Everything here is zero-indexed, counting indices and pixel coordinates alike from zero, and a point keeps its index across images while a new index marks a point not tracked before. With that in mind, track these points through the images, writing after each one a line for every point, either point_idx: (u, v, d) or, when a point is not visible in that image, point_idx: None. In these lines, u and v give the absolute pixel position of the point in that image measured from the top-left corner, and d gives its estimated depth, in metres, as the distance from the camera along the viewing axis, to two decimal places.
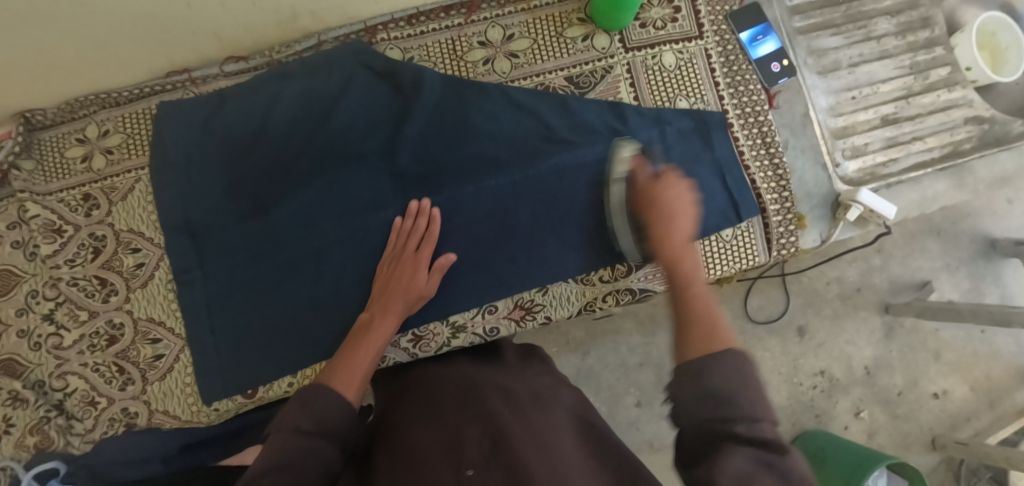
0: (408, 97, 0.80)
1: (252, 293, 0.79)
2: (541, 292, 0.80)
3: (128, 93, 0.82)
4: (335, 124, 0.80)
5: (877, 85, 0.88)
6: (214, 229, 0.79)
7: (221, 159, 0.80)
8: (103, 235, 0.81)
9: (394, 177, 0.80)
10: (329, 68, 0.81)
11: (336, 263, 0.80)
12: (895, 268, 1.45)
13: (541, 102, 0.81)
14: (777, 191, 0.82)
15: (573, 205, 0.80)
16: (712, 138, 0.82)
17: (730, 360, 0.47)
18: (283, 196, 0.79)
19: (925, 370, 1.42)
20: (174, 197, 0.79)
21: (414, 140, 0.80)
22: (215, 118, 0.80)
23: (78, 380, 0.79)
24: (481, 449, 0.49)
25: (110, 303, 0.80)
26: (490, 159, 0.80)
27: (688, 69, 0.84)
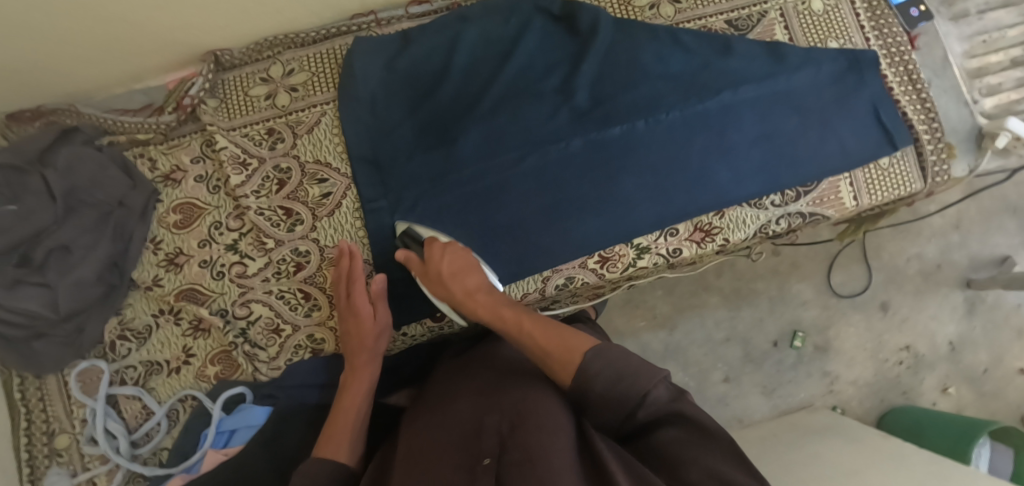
0: (583, 39, 0.85)
1: (441, 220, 0.81)
2: (720, 215, 0.83)
3: (315, 34, 0.86)
4: (516, 62, 0.85)
5: (1004, 30, 0.93)
6: (402, 159, 0.82)
7: (406, 96, 0.84)
8: (287, 167, 0.83)
9: (573, 111, 0.83)
10: (507, 11, 0.85)
11: (520, 192, 0.82)
12: (973, 245, 1.48)
13: (706, 44, 0.86)
14: (927, 122, 0.87)
15: (739, 136, 0.84)
16: (865, 76, 0.87)
17: (610, 354, 0.54)
18: (466, 129, 0.82)
19: (1009, 348, 1.45)
20: (362, 130, 0.83)
21: (590, 77, 0.85)
22: (398, 59, 0.84)
23: (262, 308, 0.80)
24: (499, 433, 0.49)
25: (296, 232, 0.81)
26: (662, 95, 0.84)
27: (835, 14, 0.90)
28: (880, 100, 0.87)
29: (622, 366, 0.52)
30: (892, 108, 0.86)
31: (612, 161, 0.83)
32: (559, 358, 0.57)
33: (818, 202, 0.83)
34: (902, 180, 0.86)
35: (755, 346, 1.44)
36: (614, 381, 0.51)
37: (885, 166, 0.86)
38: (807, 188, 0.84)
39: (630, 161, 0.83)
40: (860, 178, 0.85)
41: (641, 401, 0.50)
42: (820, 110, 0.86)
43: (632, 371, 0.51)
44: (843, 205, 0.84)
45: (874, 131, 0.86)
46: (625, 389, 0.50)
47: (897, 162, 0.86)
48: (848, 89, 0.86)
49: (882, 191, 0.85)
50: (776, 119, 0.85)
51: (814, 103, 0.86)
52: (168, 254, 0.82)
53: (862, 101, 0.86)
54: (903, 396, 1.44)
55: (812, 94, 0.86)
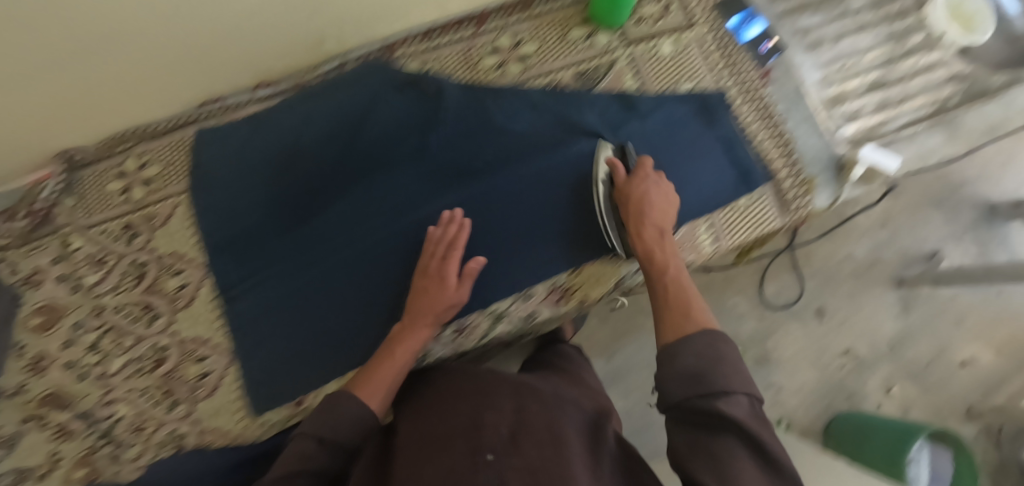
0: (434, 104, 0.85)
1: (306, 300, 0.80)
2: (575, 273, 0.82)
3: (165, 124, 0.86)
4: (369, 132, 0.84)
5: (860, 54, 0.95)
6: (259, 243, 0.81)
7: (259, 178, 0.83)
8: (144, 261, 0.83)
9: (431, 177, 0.84)
10: (356, 85, 0.85)
11: (381, 264, 0.82)
12: (904, 240, 1.53)
13: (558, 99, 0.87)
14: (784, 157, 0.88)
15: (598, 188, 0.84)
16: (717, 118, 0.88)
17: (703, 341, 0.56)
18: (324, 206, 0.83)
19: (952, 336, 1.49)
20: (217, 218, 0.82)
21: (443, 143, 0.85)
22: (253, 141, 0.84)
23: (126, 407, 0.80)
24: (498, 435, 0.54)
25: (154, 327, 0.81)
26: (515, 153, 0.84)
27: (685, 56, 0.90)
28: (734, 140, 0.88)
29: (727, 362, 0.54)
30: (745, 147, 0.88)
31: (473, 224, 0.82)
32: (678, 321, 0.62)
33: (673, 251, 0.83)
34: (762, 218, 0.86)
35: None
36: (694, 378, 0.53)
37: (743, 207, 0.86)
38: None
39: (491, 221, 0.82)
40: (718, 221, 0.85)
41: (710, 399, 0.50)
42: (678, 154, 0.87)
43: (711, 368, 0.53)
44: (702, 250, 0.84)
45: (732, 168, 0.87)
46: (693, 387, 0.52)
47: (755, 200, 0.86)
48: (701, 133, 0.88)
49: (742, 232, 0.85)
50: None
51: (670, 147, 0.87)
52: (31, 359, 0.81)
53: (714, 144, 0.88)
54: (847, 401, 1.47)
55: (668, 138, 0.87)
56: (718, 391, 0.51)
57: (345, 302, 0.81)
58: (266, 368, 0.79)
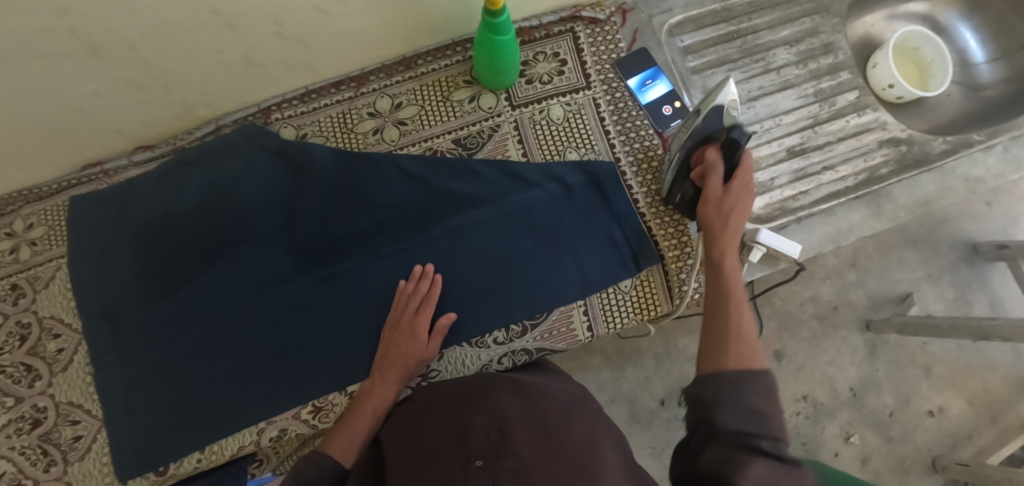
0: (302, 174, 0.82)
1: (169, 374, 0.81)
2: (437, 357, 0.78)
3: (49, 188, 0.88)
4: (237, 202, 0.82)
5: (779, 117, 0.86)
6: (129, 312, 0.82)
7: (132, 247, 0.83)
8: (28, 322, 0.85)
9: (293, 253, 0.82)
10: (228, 153, 0.83)
11: (245, 338, 0.81)
12: (872, 283, 1.37)
13: (431, 169, 0.82)
14: (675, 236, 0.81)
15: (469, 268, 0.79)
16: (605, 193, 0.81)
17: (768, 380, 0.53)
18: (191, 276, 0.82)
19: (915, 387, 1.32)
20: (93, 284, 0.83)
21: (310, 215, 0.82)
22: (125, 210, 0.84)
23: (7, 464, 0.82)
24: (487, 438, 0.49)
25: (36, 387, 0.84)
26: (383, 228, 0.81)
27: (577, 120, 0.84)
28: (625, 216, 0.80)
29: (775, 400, 0.52)
30: (633, 227, 0.80)
31: (332, 304, 0.80)
32: (737, 347, 0.58)
33: (542, 337, 0.78)
34: (646, 302, 0.80)
35: (641, 406, 1.39)
36: (745, 410, 0.50)
37: (626, 290, 0.80)
38: (533, 320, 0.79)
39: (351, 300, 0.80)
40: (595, 305, 0.79)
41: (756, 438, 0.48)
42: (557, 232, 0.80)
43: (768, 410, 0.50)
44: (575, 337, 0.79)
45: (615, 248, 0.80)
46: (748, 421, 0.49)
47: (640, 283, 0.80)
48: (588, 209, 0.80)
49: (622, 317, 0.79)
50: (507, 245, 0.80)
51: (550, 224, 0.80)
52: None
53: (597, 222, 0.80)
54: (802, 449, 1.30)
55: (547, 214, 0.80)
56: (762, 435, 0.48)
57: (203, 378, 0.80)
58: (132, 437, 0.80)
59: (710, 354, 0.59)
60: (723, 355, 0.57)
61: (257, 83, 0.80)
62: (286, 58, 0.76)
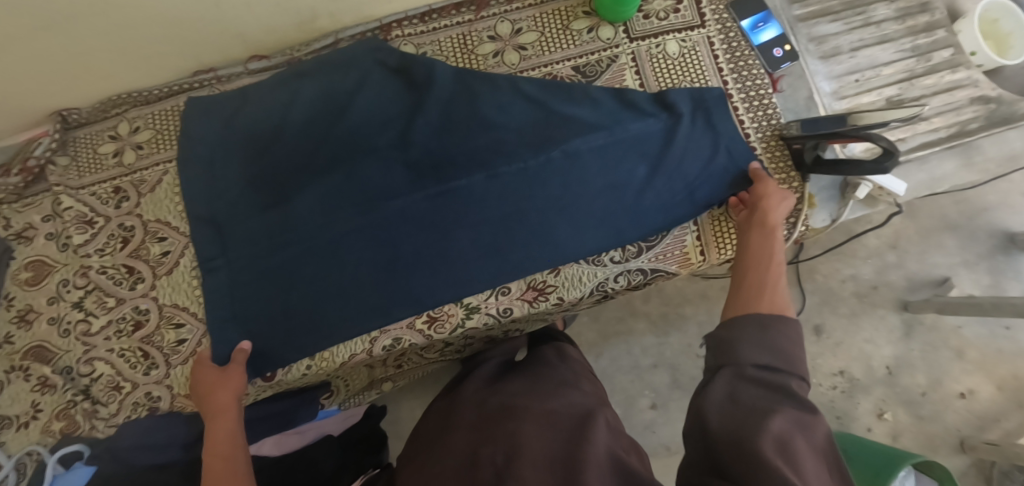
0: (419, 89, 0.81)
1: (277, 285, 0.78)
2: (553, 273, 0.81)
3: (158, 92, 0.87)
4: (352, 116, 0.81)
5: (879, 68, 0.89)
6: (238, 220, 0.79)
7: (242, 155, 0.81)
8: (131, 225, 0.84)
9: (407, 166, 0.80)
10: (344, 65, 0.83)
11: (357, 249, 0.79)
12: (911, 265, 1.38)
13: (550, 93, 0.82)
14: (785, 171, 0.83)
15: (587, 191, 0.80)
16: (716, 120, 0.81)
17: (793, 328, 0.57)
18: (302, 187, 0.79)
19: (947, 369, 1.34)
20: (199, 191, 0.80)
21: (427, 130, 0.80)
22: (235, 118, 0.82)
23: (104, 366, 0.81)
24: (493, 465, 0.59)
25: (137, 290, 0.82)
26: (499, 147, 0.80)
27: (692, 56, 0.86)
28: (735, 142, 0.81)
29: (796, 342, 0.56)
30: (744, 152, 0.81)
31: (448, 217, 0.79)
32: (765, 299, 0.62)
33: (656, 258, 0.81)
34: None
35: (683, 373, 1.34)
36: (770, 350, 0.55)
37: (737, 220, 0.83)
38: (648, 242, 0.81)
39: (469, 215, 0.79)
40: (708, 231, 0.82)
41: (780, 375, 0.52)
42: (672, 156, 0.80)
43: (794, 349, 0.55)
44: (687, 261, 0.82)
45: (726, 174, 0.81)
46: (775, 359, 0.54)
47: None
48: (697, 135, 0.80)
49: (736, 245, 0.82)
50: (624, 170, 0.80)
51: (664, 149, 0.80)
52: (20, 310, 0.84)
53: (711, 147, 0.80)
54: (837, 421, 1.31)
55: (662, 139, 0.80)
56: (785, 374, 0.53)
57: (312, 286, 0.78)
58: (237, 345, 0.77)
59: (744, 297, 0.64)
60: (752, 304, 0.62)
61: None
62: None
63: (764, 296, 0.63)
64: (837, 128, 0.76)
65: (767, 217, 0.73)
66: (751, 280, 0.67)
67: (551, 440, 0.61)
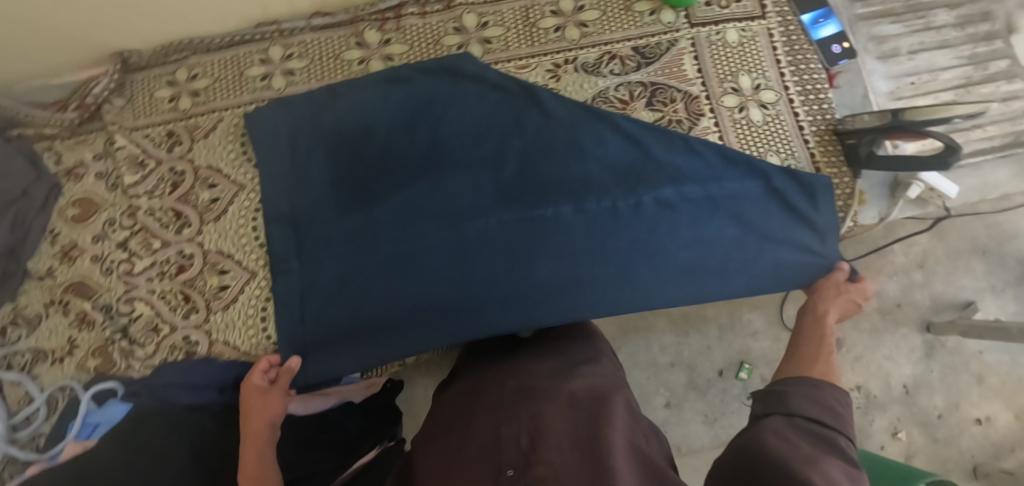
0: (519, 115, 0.82)
1: (346, 287, 0.79)
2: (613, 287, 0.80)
3: (219, 41, 0.87)
4: (447, 128, 0.82)
5: (937, 72, 0.89)
6: (319, 218, 0.81)
7: (329, 151, 0.82)
8: (182, 170, 0.85)
9: (496, 188, 0.81)
10: (444, 75, 0.83)
11: (434, 265, 0.79)
12: (937, 285, 1.17)
13: (650, 134, 0.82)
14: (836, 166, 0.84)
15: (669, 237, 0.80)
16: (817, 201, 0.80)
17: (845, 400, 0.59)
18: (389, 193, 0.81)
19: (967, 393, 1.12)
20: (280, 188, 0.82)
21: (519, 153, 0.81)
22: (323, 113, 0.83)
23: (145, 306, 0.82)
24: (517, 447, 0.52)
25: (183, 234, 0.83)
26: (590, 181, 0.80)
27: (750, 46, 0.87)
28: (829, 231, 0.80)
29: (846, 411, 0.58)
30: (834, 243, 0.80)
31: (529, 244, 0.79)
32: (820, 369, 0.65)
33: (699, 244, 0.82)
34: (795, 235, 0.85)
35: (700, 374, 1.29)
36: (823, 409, 0.56)
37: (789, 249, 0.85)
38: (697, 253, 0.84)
39: (550, 245, 0.79)
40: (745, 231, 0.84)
41: (833, 434, 0.53)
42: (764, 226, 0.80)
43: (844, 414, 0.57)
44: None
45: (810, 255, 0.80)
46: (827, 417, 0.55)
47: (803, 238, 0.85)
48: (793, 214, 0.80)
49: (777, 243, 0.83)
50: (709, 225, 0.80)
51: (758, 217, 0.80)
52: (64, 246, 0.84)
53: (801, 226, 0.80)
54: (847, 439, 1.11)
55: (755, 206, 0.80)
56: (836, 430, 0.54)
57: (385, 293, 0.79)
58: (304, 327, 0.79)
59: (796, 365, 0.67)
60: (806, 372, 0.64)
61: None
62: None
63: (816, 365, 0.66)
64: (892, 123, 0.76)
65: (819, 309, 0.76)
66: (805, 352, 0.69)
67: (578, 425, 0.54)
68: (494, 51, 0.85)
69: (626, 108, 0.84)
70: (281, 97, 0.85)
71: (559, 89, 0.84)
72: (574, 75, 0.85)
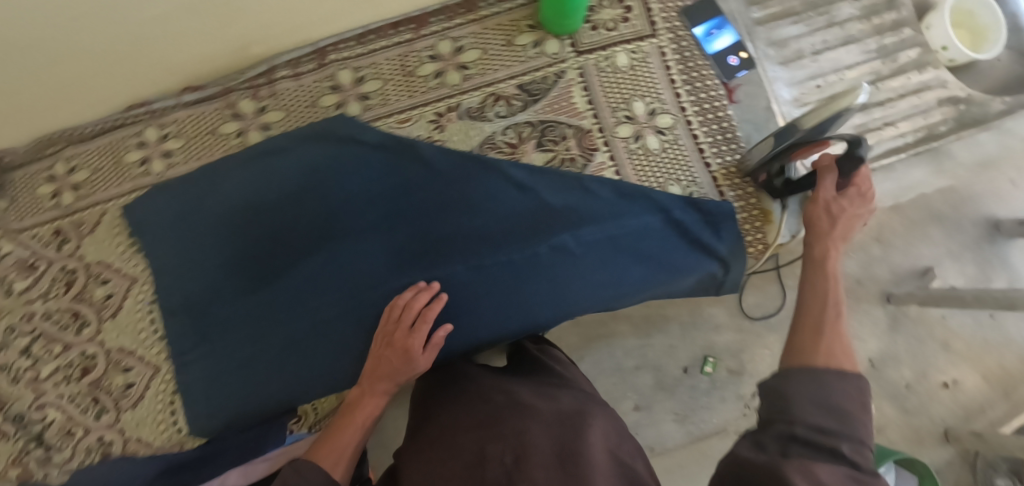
0: (406, 174, 0.79)
1: (255, 372, 0.78)
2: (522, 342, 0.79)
3: (92, 128, 0.83)
4: (334, 195, 0.79)
5: (842, 71, 0.85)
6: (215, 306, 0.78)
7: (218, 233, 0.79)
8: (74, 268, 0.83)
9: (392, 253, 0.78)
10: (325, 142, 0.80)
11: (337, 341, 0.78)
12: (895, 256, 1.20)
13: (544, 180, 0.79)
14: (740, 187, 0.81)
15: (573, 285, 0.77)
16: (719, 229, 0.78)
17: (858, 385, 0.48)
18: (284, 271, 0.79)
19: (932, 360, 1.17)
20: (171, 279, 0.79)
21: (409, 214, 0.79)
22: (206, 195, 0.80)
23: (56, 412, 0.81)
24: (501, 465, 0.53)
25: (83, 334, 0.81)
26: (486, 236, 0.78)
27: (642, 68, 0.82)
28: (735, 258, 0.79)
29: (860, 403, 0.47)
30: (741, 269, 0.79)
31: None
32: (827, 344, 0.53)
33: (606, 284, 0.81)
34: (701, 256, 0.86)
35: (667, 373, 1.13)
36: (821, 404, 0.46)
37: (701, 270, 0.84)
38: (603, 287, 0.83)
39: (454, 306, 0.77)
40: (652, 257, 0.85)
41: (833, 440, 0.44)
42: (668, 260, 0.77)
43: (856, 411, 0.46)
44: None
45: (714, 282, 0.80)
46: (829, 415, 0.46)
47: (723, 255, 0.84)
48: (698, 246, 0.78)
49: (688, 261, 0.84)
50: (614, 267, 0.77)
51: (661, 252, 0.78)
52: None
53: (707, 254, 0.78)
54: None
55: (658, 241, 0.78)
56: (841, 436, 0.44)
57: (294, 373, 0.78)
58: (216, 416, 0.78)
59: (799, 345, 0.54)
60: (812, 350, 0.53)
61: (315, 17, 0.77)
62: None
63: (818, 340, 0.54)
64: (785, 143, 0.73)
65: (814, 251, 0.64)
66: (806, 322, 0.57)
67: (558, 440, 0.55)
68: (374, 107, 0.82)
69: (516, 151, 0.80)
70: (161, 182, 0.82)
71: (445, 139, 0.81)
72: (459, 122, 0.81)
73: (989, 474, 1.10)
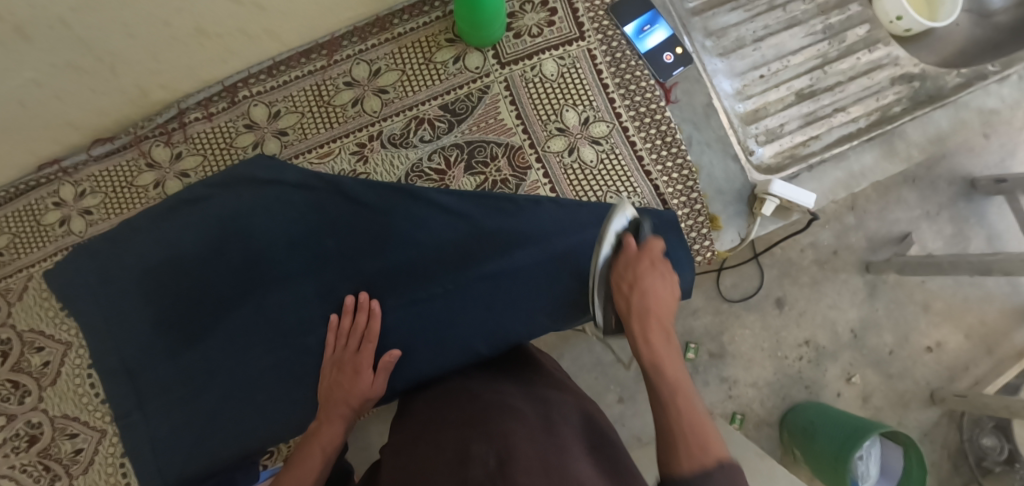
0: (329, 212, 0.75)
1: (193, 429, 0.75)
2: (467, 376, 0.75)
3: (5, 193, 0.79)
4: (254, 241, 0.74)
5: (786, 57, 0.81)
6: (148, 368, 0.75)
7: (138, 293, 0.75)
8: (7, 338, 0.80)
9: (323, 297, 0.74)
10: (241, 186, 0.76)
11: (274, 393, 0.74)
12: (871, 225, 1.08)
13: (475, 205, 0.75)
14: (684, 193, 0.77)
15: (514, 315, 0.72)
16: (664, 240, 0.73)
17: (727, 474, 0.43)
18: (212, 325, 0.75)
19: (913, 324, 1.08)
20: (99, 346, 0.75)
21: (336, 255, 0.75)
22: (125, 254, 0.75)
23: (9, 482, 0.79)
24: (485, 466, 0.46)
25: (26, 404, 0.79)
26: (416, 270, 0.74)
27: (572, 74, 0.78)
28: (682, 268, 0.72)
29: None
30: (690, 280, 0.72)
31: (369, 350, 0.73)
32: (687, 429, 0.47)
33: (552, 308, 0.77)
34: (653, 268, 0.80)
35: None
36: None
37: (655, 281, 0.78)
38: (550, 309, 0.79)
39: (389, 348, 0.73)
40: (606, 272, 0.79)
41: None
42: None
43: None
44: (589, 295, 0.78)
45: None
46: None
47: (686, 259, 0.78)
48: None
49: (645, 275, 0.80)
50: (555, 292, 0.73)
51: None
52: None
53: None
54: (806, 394, 1.05)
55: None
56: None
57: (234, 427, 0.74)
58: (164, 476, 0.76)
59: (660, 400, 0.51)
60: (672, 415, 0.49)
61: (215, 57, 0.72)
62: (244, 26, 0.68)
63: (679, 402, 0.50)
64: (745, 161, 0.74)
65: (640, 277, 0.58)
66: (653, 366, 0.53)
67: (549, 450, 0.49)
68: (293, 143, 0.79)
69: (444, 177, 0.77)
70: (83, 240, 0.79)
71: (370, 170, 0.78)
72: (383, 151, 0.78)
73: (975, 433, 1.04)
